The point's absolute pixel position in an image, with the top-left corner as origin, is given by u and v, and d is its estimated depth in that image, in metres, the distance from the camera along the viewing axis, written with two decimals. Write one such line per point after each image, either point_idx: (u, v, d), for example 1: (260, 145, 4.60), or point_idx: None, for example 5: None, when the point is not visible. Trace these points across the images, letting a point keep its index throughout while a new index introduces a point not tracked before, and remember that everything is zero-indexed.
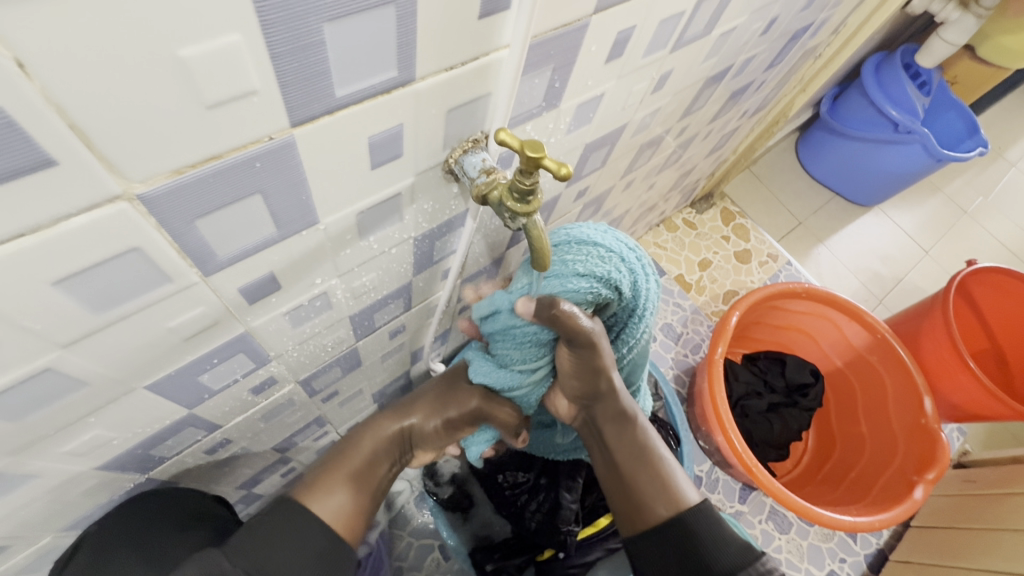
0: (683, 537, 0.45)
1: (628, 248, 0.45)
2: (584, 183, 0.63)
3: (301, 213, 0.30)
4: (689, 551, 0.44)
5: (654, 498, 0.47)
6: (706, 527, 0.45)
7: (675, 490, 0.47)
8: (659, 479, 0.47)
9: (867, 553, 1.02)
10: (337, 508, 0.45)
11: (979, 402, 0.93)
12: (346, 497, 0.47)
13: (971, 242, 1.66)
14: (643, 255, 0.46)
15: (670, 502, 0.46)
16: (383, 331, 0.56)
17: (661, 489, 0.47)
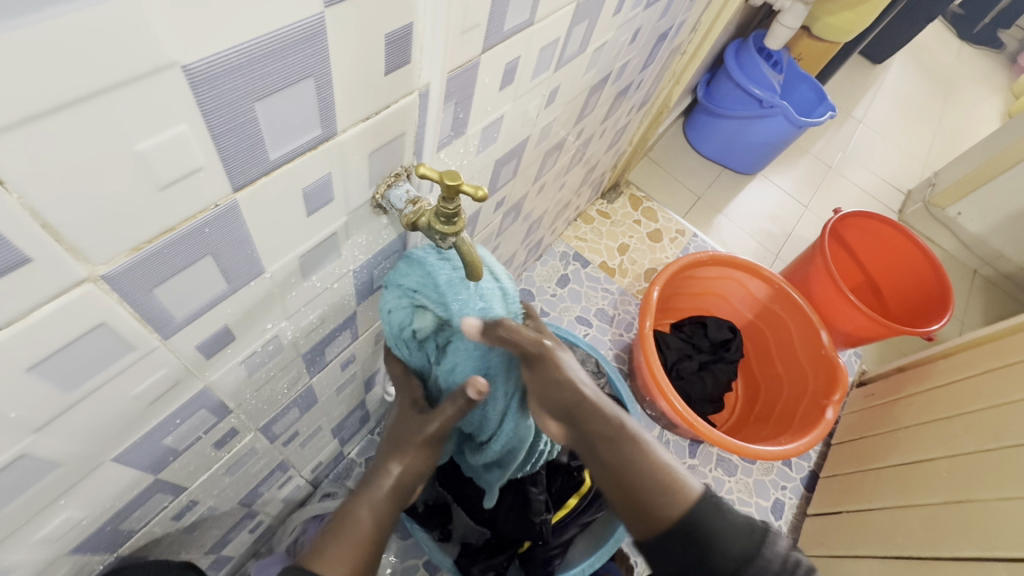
0: (697, 527, 0.47)
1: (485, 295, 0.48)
2: (500, 194, 0.69)
3: (248, 266, 0.32)
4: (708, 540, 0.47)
5: (662, 496, 0.48)
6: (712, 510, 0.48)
7: (679, 484, 0.49)
8: (660, 477, 0.49)
9: (802, 476, 1.15)
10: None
11: (865, 327, 1.09)
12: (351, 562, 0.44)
13: (839, 193, 1.92)
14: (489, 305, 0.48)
15: (678, 496, 0.48)
16: (334, 364, 0.58)
17: (663, 481, 0.49)
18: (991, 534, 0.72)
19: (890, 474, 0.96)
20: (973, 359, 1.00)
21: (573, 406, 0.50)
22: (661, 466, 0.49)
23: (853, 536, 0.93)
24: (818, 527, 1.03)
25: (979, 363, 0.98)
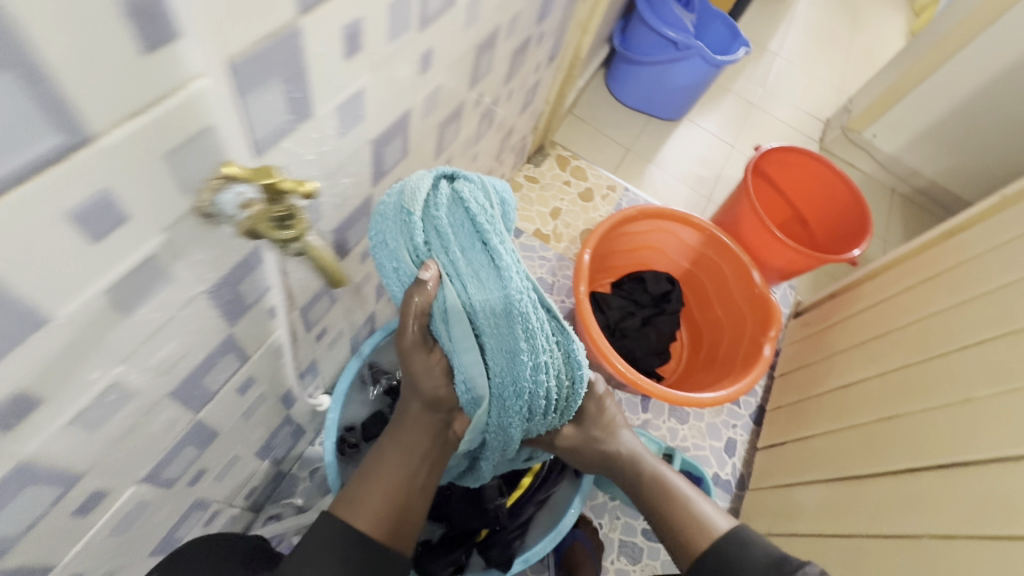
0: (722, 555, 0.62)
1: (464, 214, 0.50)
2: (394, 175, 0.62)
3: (19, 316, 0.26)
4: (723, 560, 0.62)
5: (694, 530, 0.65)
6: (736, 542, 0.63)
7: (708, 519, 0.66)
8: (685, 510, 0.67)
9: (750, 412, 1.18)
10: (372, 517, 0.55)
11: (793, 261, 1.11)
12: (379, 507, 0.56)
13: (762, 128, 1.94)
14: (442, 218, 0.50)
15: (703, 533, 0.65)
16: (226, 391, 0.52)
17: (693, 514, 0.66)
18: (923, 442, 0.75)
19: (829, 398, 0.99)
20: (895, 278, 1.04)
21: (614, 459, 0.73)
22: (697, 514, 0.66)
23: (798, 463, 0.97)
24: (769, 459, 1.06)
25: (898, 283, 1.02)
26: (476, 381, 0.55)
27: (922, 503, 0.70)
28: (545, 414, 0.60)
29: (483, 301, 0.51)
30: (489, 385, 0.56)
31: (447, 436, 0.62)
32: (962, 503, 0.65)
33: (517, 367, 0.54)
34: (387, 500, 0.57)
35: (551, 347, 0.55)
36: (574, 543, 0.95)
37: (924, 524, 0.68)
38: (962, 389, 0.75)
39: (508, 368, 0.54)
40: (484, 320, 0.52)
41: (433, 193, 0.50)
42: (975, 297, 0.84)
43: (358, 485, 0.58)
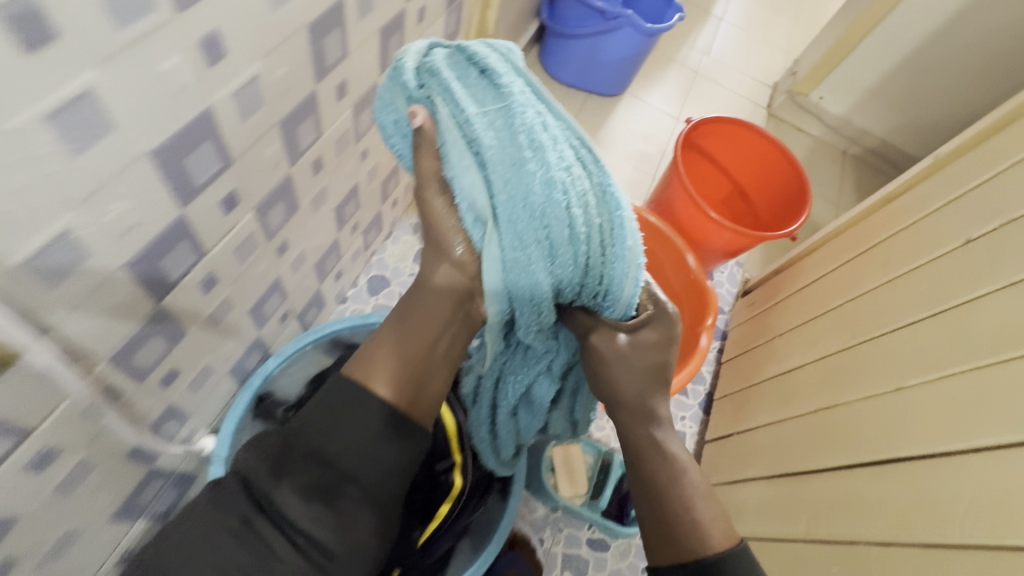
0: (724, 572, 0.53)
1: (480, 54, 0.53)
2: (222, 189, 0.52)
3: None
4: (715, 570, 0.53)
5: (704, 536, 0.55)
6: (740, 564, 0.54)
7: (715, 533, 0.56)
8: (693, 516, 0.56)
9: (698, 402, 1.12)
10: (383, 393, 0.53)
11: (729, 241, 1.04)
12: (384, 390, 0.53)
13: (707, 98, 1.86)
14: (477, 53, 0.53)
15: (711, 541, 0.55)
16: (6, 473, 0.43)
17: (705, 520, 0.56)
18: (857, 434, 0.69)
19: (772, 387, 0.93)
20: (837, 251, 0.98)
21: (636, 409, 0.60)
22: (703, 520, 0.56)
23: (741, 458, 0.91)
24: (715, 454, 1.01)
25: (837, 257, 0.96)
26: (477, 202, 0.52)
27: (855, 505, 0.64)
28: (579, 254, 0.52)
29: (480, 123, 0.50)
30: (496, 216, 0.52)
31: (468, 309, 0.57)
32: (895, 508, 0.59)
33: (526, 179, 0.50)
34: (394, 388, 0.53)
35: (570, 164, 0.51)
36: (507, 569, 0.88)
37: (859, 529, 0.63)
38: (896, 374, 0.69)
39: (514, 181, 0.50)
40: (495, 154, 0.50)
41: (427, 55, 0.54)
42: (910, 271, 0.77)
43: (368, 361, 0.55)
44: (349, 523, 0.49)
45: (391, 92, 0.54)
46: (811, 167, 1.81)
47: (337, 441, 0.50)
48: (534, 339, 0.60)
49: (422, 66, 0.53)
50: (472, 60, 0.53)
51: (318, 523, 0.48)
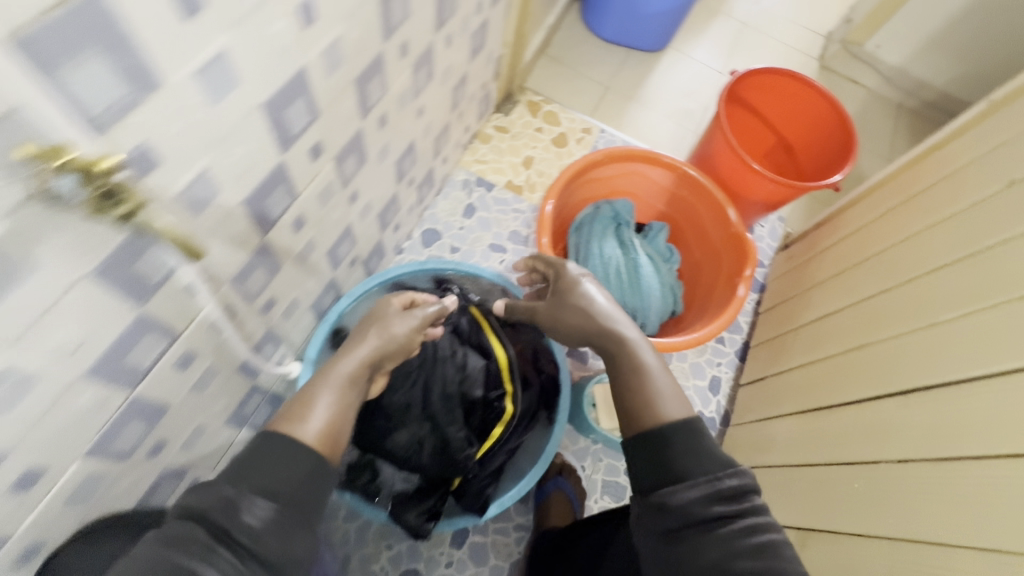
0: (669, 440, 0.52)
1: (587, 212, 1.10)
2: (309, 139, 0.60)
3: None
4: (665, 453, 0.52)
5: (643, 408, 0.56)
6: (687, 437, 0.52)
7: (661, 404, 0.56)
8: (640, 394, 0.58)
9: (735, 348, 1.17)
10: (321, 418, 0.51)
11: (770, 192, 1.06)
12: (340, 405, 0.54)
13: (754, 50, 1.80)
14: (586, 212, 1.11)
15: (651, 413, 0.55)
16: (164, 367, 0.54)
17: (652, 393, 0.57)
18: (887, 371, 0.74)
19: (808, 332, 0.97)
20: (882, 200, 0.98)
21: (589, 328, 0.68)
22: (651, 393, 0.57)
23: (775, 397, 0.96)
24: (752, 394, 1.05)
25: (881, 206, 0.97)
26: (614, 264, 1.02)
27: (888, 434, 0.69)
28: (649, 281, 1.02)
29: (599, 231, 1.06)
30: (618, 270, 1.02)
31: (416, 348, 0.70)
32: (925, 434, 0.63)
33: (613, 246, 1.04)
34: (348, 381, 0.57)
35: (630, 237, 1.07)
36: (553, 491, 0.97)
37: (891, 452, 0.67)
38: (929, 314, 0.72)
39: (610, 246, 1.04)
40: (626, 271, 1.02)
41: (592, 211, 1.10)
42: (954, 215, 0.78)
43: (294, 405, 0.52)
44: (294, 551, 0.43)
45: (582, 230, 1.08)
46: (863, 121, 1.75)
47: (286, 471, 0.45)
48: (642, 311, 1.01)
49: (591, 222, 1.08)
50: (613, 226, 1.08)
51: (292, 551, 0.43)
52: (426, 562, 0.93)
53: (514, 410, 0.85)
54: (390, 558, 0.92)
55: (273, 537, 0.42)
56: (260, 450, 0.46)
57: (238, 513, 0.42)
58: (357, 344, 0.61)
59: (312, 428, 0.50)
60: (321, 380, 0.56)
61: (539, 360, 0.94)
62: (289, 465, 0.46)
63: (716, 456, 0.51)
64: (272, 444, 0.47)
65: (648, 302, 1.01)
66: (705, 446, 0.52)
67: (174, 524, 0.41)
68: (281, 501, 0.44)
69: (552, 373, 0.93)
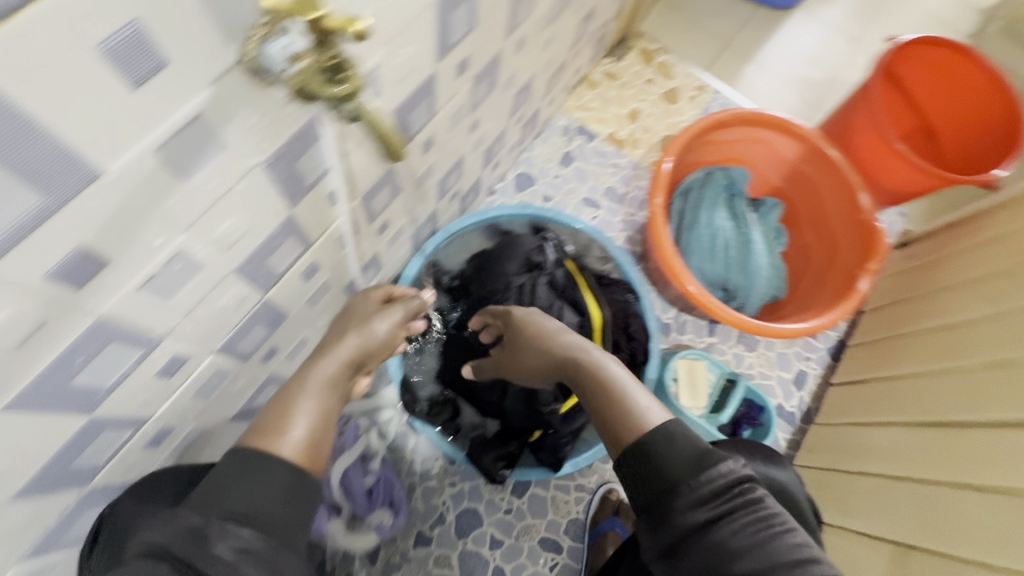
0: (643, 451, 0.47)
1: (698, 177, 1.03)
2: (460, 53, 0.54)
3: (66, 167, 0.24)
4: (647, 459, 0.47)
5: (621, 426, 0.51)
6: (660, 440, 0.47)
7: (637, 416, 0.51)
8: (620, 410, 0.52)
9: (829, 345, 1.09)
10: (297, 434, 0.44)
11: (911, 181, 0.95)
12: (313, 415, 0.47)
13: (896, 20, 1.60)
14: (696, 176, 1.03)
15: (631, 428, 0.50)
16: (293, 276, 0.53)
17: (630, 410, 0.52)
18: None
19: (919, 341, 0.90)
20: None
21: (563, 356, 0.62)
22: (625, 406, 0.52)
23: (878, 403, 0.89)
24: (841, 395, 1.00)
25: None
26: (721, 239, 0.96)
27: (945, 458, 0.72)
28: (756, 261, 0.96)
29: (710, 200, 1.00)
30: (724, 245, 0.96)
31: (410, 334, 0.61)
32: (976, 463, 0.67)
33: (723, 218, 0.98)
34: (328, 389, 0.49)
35: (741, 211, 0.99)
36: (608, 532, 0.90)
37: (945, 475, 0.70)
38: None
39: (718, 218, 0.98)
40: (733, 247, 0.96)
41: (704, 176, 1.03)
42: None
43: (271, 413, 0.46)
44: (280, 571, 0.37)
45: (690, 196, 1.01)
46: None
47: (258, 492, 0.40)
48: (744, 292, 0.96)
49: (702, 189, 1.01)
50: (724, 196, 1.01)
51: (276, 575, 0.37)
52: (486, 505, 0.94)
53: None
54: (453, 494, 0.94)
55: (255, 565, 0.36)
56: (225, 471, 0.40)
57: (208, 544, 0.35)
58: (341, 341, 0.53)
59: (293, 440, 0.44)
60: (299, 388, 0.49)
61: (631, 326, 0.90)
62: (261, 482, 0.40)
63: (691, 450, 0.46)
64: (240, 461, 0.41)
65: (754, 281, 0.95)
66: (679, 445, 0.47)
67: (131, 566, 0.34)
68: (260, 523, 0.38)
69: (642, 341, 0.89)
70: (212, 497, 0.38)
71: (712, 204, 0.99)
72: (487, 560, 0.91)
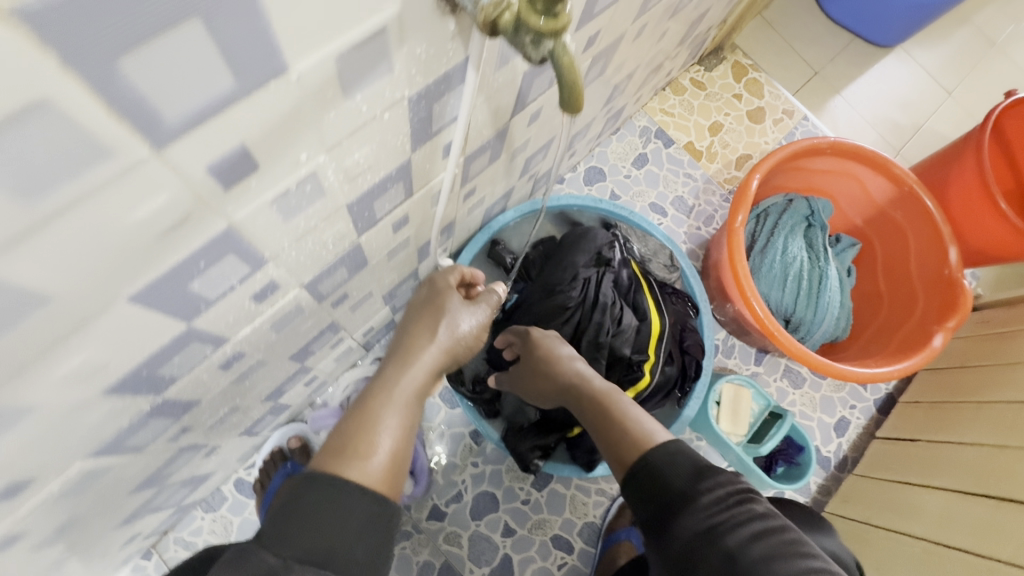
0: (649, 468, 0.51)
1: (775, 202, 0.99)
2: (595, 26, 0.52)
3: (262, 55, 0.22)
4: (650, 478, 0.51)
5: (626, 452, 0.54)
6: (661, 458, 0.51)
7: (642, 437, 0.54)
8: (627, 435, 0.55)
9: (876, 397, 1.06)
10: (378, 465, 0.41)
11: (1005, 244, 0.91)
12: (396, 436, 0.44)
13: (999, 76, 1.52)
14: (773, 201, 1.00)
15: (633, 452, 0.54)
16: (387, 224, 0.51)
17: (633, 436, 0.55)
18: None
19: (981, 411, 0.86)
20: None
21: (568, 387, 0.65)
22: (631, 428, 0.56)
23: (932, 466, 0.85)
24: (886, 451, 0.96)
25: None
26: (791, 267, 0.94)
27: (1006, 535, 0.68)
28: (825, 297, 0.93)
29: (785, 226, 0.96)
30: (793, 275, 0.93)
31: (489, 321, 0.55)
32: (1015, 538, 0.66)
33: (796, 249, 0.95)
34: (412, 404, 0.46)
35: (815, 243, 0.96)
36: (624, 542, 0.85)
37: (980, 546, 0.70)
38: None
39: (791, 247, 0.95)
40: (802, 278, 0.93)
41: (783, 202, 0.99)
42: None
43: (352, 428, 0.43)
44: None
45: (763, 220, 0.98)
46: None
47: (334, 530, 0.38)
48: (807, 323, 0.93)
49: (777, 214, 0.98)
50: (800, 225, 0.97)
51: None
52: (505, 492, 0.92)
53: (651, 381, 0.80)
54: (473, 474, 0.93)
55: None
56: (311, 501, 0.38)
57: None
58: (423, 343, 0.48)
59: (376, 465, 0.41)
60: (382, 399, 0.45)
61: (686, 340, 0.88)
62: (336, 519, 0.38)
63: (694, 467, 0.50)
64: (328, 490, 0.38)
65: (820, 317, 0.93)
66: (682, 462, 0.51)
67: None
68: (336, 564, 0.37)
69: (695, 356, 0.87)
70: (290, 532, 0.37)
71: (789, 232, 0.96)
72: (497, 546, 0.90)
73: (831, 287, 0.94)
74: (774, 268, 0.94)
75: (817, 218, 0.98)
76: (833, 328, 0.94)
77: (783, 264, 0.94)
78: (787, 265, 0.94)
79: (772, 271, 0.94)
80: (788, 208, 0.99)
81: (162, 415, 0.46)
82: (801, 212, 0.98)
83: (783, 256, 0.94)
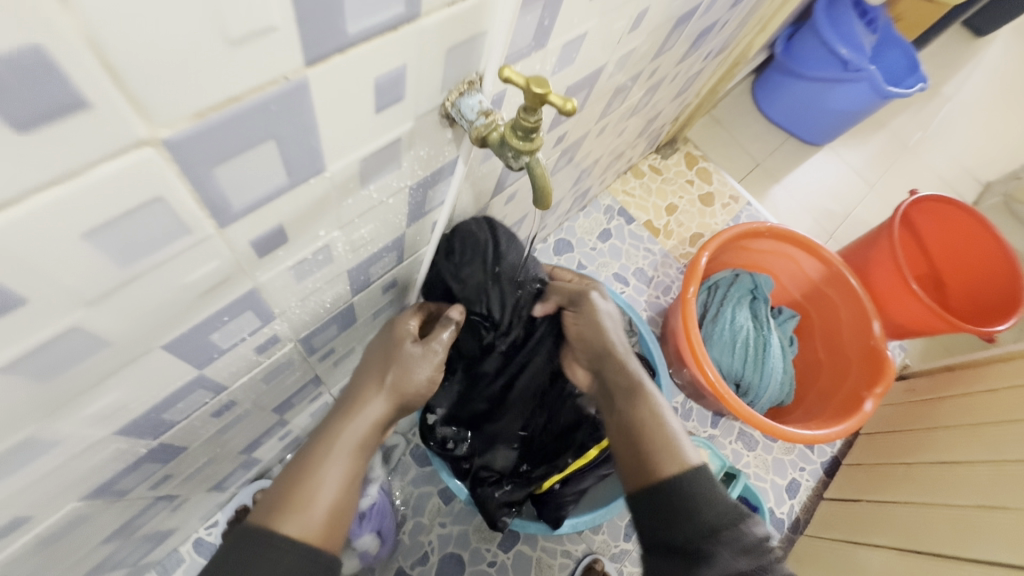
0: (677, 493, 0.50)
1: (725, 276, 1.10)
2: (563, 129, 0.63)
3: (310, 161, 0.30)
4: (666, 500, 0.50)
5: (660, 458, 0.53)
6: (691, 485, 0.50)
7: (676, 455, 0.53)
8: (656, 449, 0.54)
9: (823, 460, 1.13)
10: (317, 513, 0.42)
11: (921, 320, 1.03)
12: (337, 482, 0.44)
13: (911, 174, 1.77)
14: (723, 274, 1.11)
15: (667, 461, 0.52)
16: (377, 286, 0.57)
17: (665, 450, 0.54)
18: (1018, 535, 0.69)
19: (914, 472, 0.93)
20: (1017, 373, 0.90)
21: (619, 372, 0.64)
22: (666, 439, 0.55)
23: (875, 526, 0.91)
24: (834, 511, 1.01)
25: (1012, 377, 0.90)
26: (740, 335, 1.03)
27: None
28: (769, 364, 1.02)
29: (732, 298, 1.07)
30: (739, 342, 1.03)
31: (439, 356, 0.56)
32: None
33: (743, 318, 1.05)
34: (359, 453, 0.47)
35: (759, 314, 1.07)
36: None
37: None
38: None
39: (737, 317, 1.05)
40: (749, 345, 1.03)
41: (731, 276, 1.10)
42: None
43: (291, 483, 0.44)
44: None
45: (714, 291, 1.09)
46: None
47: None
48: (754, 387, 1.01)
49: (726, 287, 1.09)
50: (745, 297, 1.08)
51: None
52: (471, 554, 0.92)
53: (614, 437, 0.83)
54: (440, 534, 0.93)
55: None
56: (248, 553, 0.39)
57: None
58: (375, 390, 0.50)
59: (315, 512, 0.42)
60: (327, 448, 0.46)
61: None
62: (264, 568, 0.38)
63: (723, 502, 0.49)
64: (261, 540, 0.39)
65: (766, 382, 1.01)
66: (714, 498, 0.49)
67: None
68: None
69: None
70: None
71: (735, 303, 1.06)
72: None
73: (775, 355, 1.03)
74: (723, 335, 1.04)
75: (760, 291, 1.09)
76: (778, 392, 1.03)
77: (732, 332, 1.04)
78: (735, 333, 1.03)
79: (722, 337, 1.04)
80: (735, 280, 1.10)
81: (151, 462, 0.48)
82: (746, 286, 1.09)
83: (732, 325, 1.04)
